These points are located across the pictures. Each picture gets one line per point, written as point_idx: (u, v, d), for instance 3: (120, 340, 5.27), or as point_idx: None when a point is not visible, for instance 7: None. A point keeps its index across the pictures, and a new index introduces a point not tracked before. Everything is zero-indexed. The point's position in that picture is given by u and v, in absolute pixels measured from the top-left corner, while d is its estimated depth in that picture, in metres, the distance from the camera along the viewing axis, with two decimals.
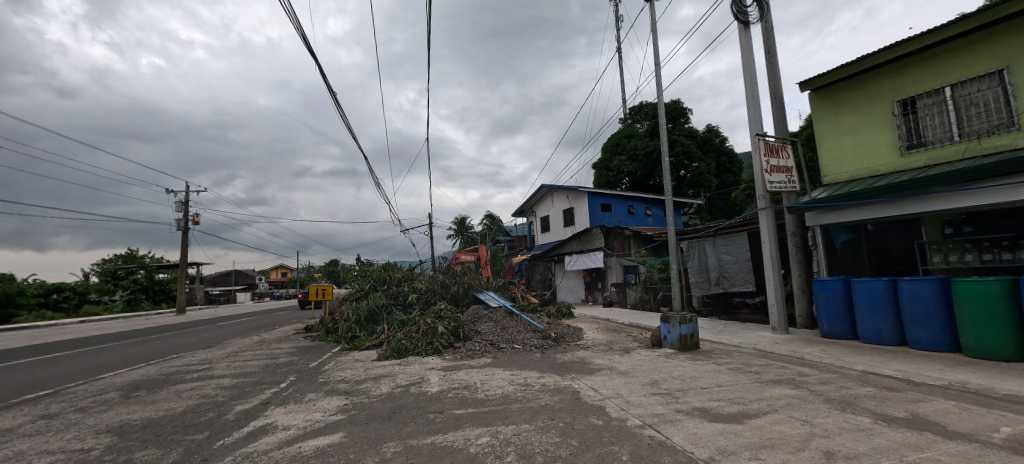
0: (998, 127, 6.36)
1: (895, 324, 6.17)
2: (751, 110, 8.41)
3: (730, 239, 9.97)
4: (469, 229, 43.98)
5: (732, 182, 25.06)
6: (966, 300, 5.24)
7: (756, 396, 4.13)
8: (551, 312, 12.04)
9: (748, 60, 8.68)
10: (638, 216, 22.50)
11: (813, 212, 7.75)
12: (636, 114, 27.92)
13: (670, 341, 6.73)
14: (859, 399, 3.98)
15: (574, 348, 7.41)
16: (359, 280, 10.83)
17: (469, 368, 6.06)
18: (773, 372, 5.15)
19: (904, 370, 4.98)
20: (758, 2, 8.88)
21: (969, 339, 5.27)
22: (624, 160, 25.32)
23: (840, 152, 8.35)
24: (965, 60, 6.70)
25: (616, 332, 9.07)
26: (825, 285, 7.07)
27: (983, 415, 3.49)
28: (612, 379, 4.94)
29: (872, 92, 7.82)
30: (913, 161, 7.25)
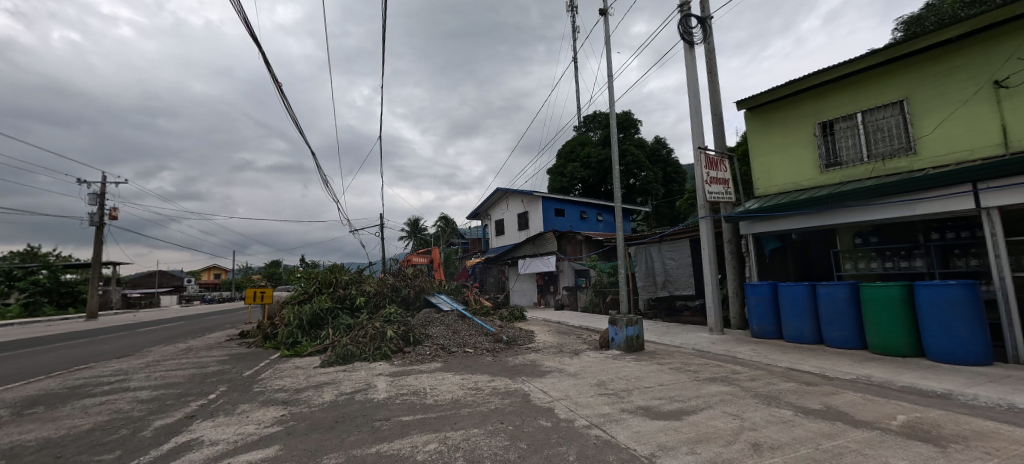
0: (900, 151, 7.23)
1: (814, 324, 6.79)
2: (695, 125, 8.96)
3: (674, 244, 10.53)
4: (422, 231, 43.13)
5: (677, 192, 26.50)
6: (872, 303, 5.88)
7: (693, 393, 4.37)
8: (504, 316, 12.08)
9: (693, 78, 9.25)
10: (590, 222, 23.19)
11: (747, 221, 8.33)
12: (589, 123, 28.84)
13: (617, 342, 6.98)
14: (783, 394, 4.34)
15: (525, 350, 7.47)
16: (303, 282, 10.26)
17: (419, 373, 5.91)
18: (710, 370, 5.49)
19: (821, 366, 5.49)
20: (701, 24, 9.51)
21: (874, 337, 5.91)
22: (578, 167, 26.01)
23: (770, 167, 9.11)
24: (874, 90, 7.57)
25: (567, 334, 9.27)
26: (756, 289, 7.64)
27: (884, 405, 3.93)
28: (562, 381, 5.03)
29: (798, 114, 8.62)
30: (831, 178, 8.06)
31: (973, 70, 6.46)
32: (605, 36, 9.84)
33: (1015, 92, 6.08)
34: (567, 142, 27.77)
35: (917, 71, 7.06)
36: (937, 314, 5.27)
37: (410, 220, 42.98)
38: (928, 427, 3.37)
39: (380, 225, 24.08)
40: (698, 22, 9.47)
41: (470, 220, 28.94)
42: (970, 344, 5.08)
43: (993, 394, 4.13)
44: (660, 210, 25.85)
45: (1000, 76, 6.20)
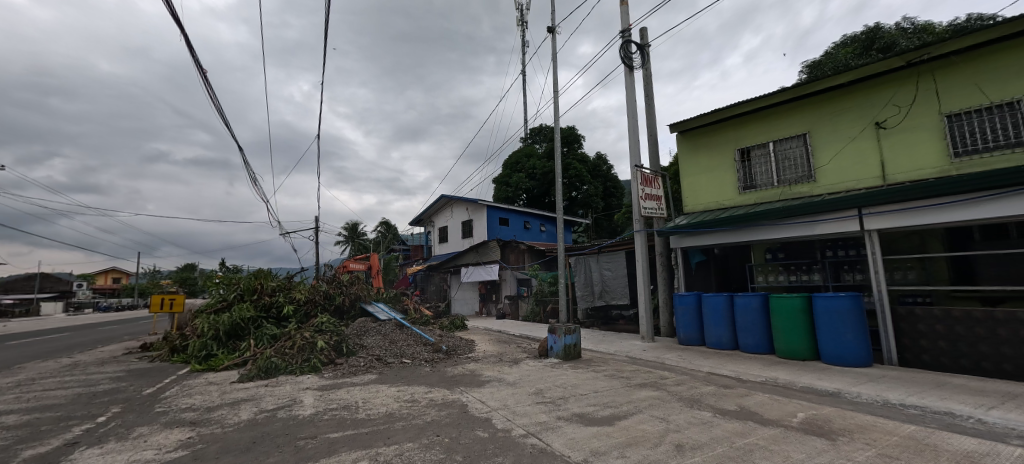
0: (803, 178, 8.21)
1: (732, 332, 7.42)
2: (633, 144, 9.52)
3: (611, 256, 11.06)
4: (361, 235, 41.28)
5: (615, 206, 27.84)
6: (779, 312, 6.56)
7: (625, 399, 4.57)
8: (444, 325, 11.87)
9: (632, 100, 9.84)
10: (533, 232, 23.58)
11: (677, 235, 8.93)
12: (535, 135, 29.54)
13: (556, 351, 7.12)
14: (704, 397, 4.68)
15: (465, 360, 7.38)
16: (222, 289, 9.36)
17: (351, 386, 5.60)
18: (641, 376, 5.77)
19: (737, 370, 6.00)
20: (640, 50, 10.18)
21: (780, 343, 6.57)
22: (523, 177, 26.46)
23: (697, 187, 9.89)
24: (783, 123, 8.56)
25: (507, 343, 9.30)
26: (683, 299, 8.20)
27: (788, 404, 4.38)
28: (500, 391, 5.02)
29: (721, 140, 9.47)
30: (748, 199, 8.92)
31: (860, 113, 7.55)
32: (552, 52, 10.18)
33: (890, 134, 7.19)
34: (513, 152, 28.17)
35: (818, 109, 8.08)
36: (829, 322, 6.01)
37: (348, 224, 40.97)
38: (822, 422, 3.80)
39: (314, 228, 22.66)
40: (638, 48, 10.12)
41: (413, 227, 28.23)
42: (855, 348, 5.83)
43: (872, 391, 4.78)
44: (599, 223, 27.03)
45: (880, 119, 7.30)
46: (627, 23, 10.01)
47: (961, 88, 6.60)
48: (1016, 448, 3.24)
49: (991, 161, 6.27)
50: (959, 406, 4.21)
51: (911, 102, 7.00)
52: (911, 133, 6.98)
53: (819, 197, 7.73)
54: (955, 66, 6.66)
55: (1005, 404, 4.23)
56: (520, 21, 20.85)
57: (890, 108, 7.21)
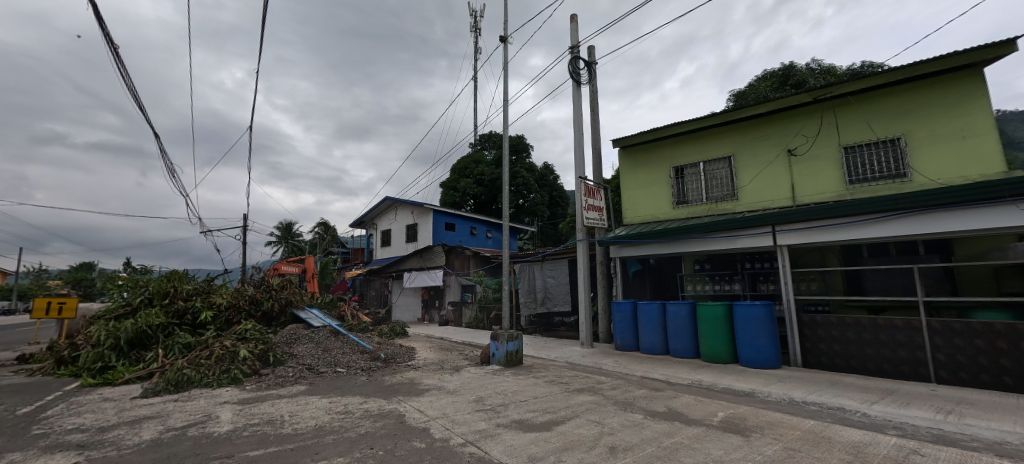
0: (728, 196, 8.97)
1: (663, 338, 7.88)
2: (578, 156, 9.87)
3: (555, 264, 11.34)
4: (296, 236, 38.73)
5: (560, 214, 28.62)
6: (705, 319, 7.09)
7: (563, 404, 4.68)
8: (383, 332, 11.43)
9: (578, 114, 10.22)
10: (479, 238, 23.47)
11: (616, 245, 9.32)
12: (484, 142, 29.65)
13: (498, 357, 7.13)
14: (636, 400, 4.92)
15: (404, 368, 7.16)
16: (126, 292, 8.31)
17: (276, 399, 5.19)
18: (579, 381, 5.95)
19: (667, 373, 6.38)
20: (588, 67, 10.62)
21: (705, 347, 7.08)
22: (471, 183, 26.38)
23: (635, 200, 10.41)
24: (712, 145, 9.31)
25: (449, 350, 9.15)
26: (620, 307, 8.58)
27: (710, 404, 4.73)
28: (440, 399, 4.93)
29: (659, 157, 10.08)
30: (681, 214, 9.57)
31: (776, 140, 8.44)
32: (503, 61, 10.30)
33: (800, 160, 8.11)
34: (462, 157, 28.01)
35: (741, 134, 8.91)
36: (746, 329, 6.59)
37: (282, 223, 38.26)
38: (738, 420, 4.15)
39: (242, 226, 20.88)
40: (585, 64, 10.56)
41: (354, 229, 27.00)
42: (767, 352, 6.44)
43: (780, 390, 5.30)
44: (545, 231, 27.64)
45: (792, 147, 8.21)
46: (575, 40, 10.40)
47: (855, 124, 7.61)
48: (892, 437, 3.75)
49: (877, 188, 7.30)
50: (848, 402, 4.80)
51: (817, 133, 7.95)
52: (816, 161, 7.92)
53: (741, 214, 8.49)
54: (850, 105, 7.67)
55: (883, 399, 4.89)
56: (473, 27, 20.91)
57: (800, 137, 8.14)
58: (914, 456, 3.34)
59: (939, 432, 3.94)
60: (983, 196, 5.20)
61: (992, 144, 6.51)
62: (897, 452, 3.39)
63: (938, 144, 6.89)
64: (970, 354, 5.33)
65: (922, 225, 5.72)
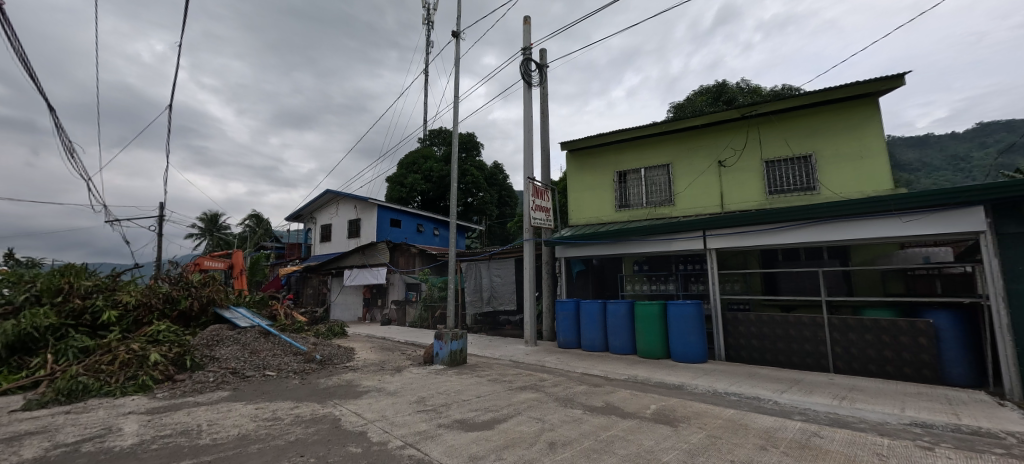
0: (665, 202, 9.52)
1: (603, 335, 8.19)
2: (527, 157, 9.99)
3: (501, 263, 11.40)
4: (222, 229, 35.58)
5: (508, 214, 28.79)
6: (642, 317, 7.47)
7: (506, 402, 4.71)
8: (320, 332, 10.83)
9: (529, 115, 10.35)
10: (426, 235, 22.96)
11: (562, 245, 9.55)
12: (433, 137, 29.07)
13: (441, 357, 7.02)
14: (576, 395, 5.08)
15: (342, 370, 6.83)
16: (5, 289, 7.14)
17: (193, 407, 4.72)
18: (521, 379, 6.02)
19: (605, 369, 6.64)
20: (539, 69, 10.78)
21: (641, 344, 7.47)
22: (419, 179, 25.76)
23: (581, 202, 10.71)
24: (653, 152, 9.83)
25: (390, 350, 8.87)
26: (564, 306, 8.80)
27: (644, 397, 5.00)
28: (379, 401, 4.76)
29: (604, 161, 10.46)
30: (623, 217, 10.00)
31: (709, 151, 9.09)
32: (456, 57, 10.16)
33: (729, 171, 8.81)
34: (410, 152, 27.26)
35: (678, 144, 9.50)
36: (678, 325, 7.04)
37: (206, 214, 35.00)
38: (669, 412, 4.42)
39: (157, 216, 18.76)
40: (537, 67, 10.71)
41: (290, 222, 25.31)
42: (696, 347, 6.93)
43: (706, 383, 5.72)
44: (493, 230, 27.69)
45: (721, 158, 8.91)
46: (528, 42, 10.52)
47: (775, 141, 8.41)
48: (797, 422, 4.19)
49: (792, 199, 8.12)
50: (763, 391, 5.29)
51: (744, 147, 8.69)
52: (742, 172, 8.66)
53: (677, 218, 9.05)
54: (771, 123, 8.47)
55: (791, 388, 5.45)
56: (425, 20, 20.41)
57: (729, 150, 8.85)
58: (815, 438, 3.75)
59: (835, 416, 4.46)
60: (875, 208, 5.97)
61: (883, 164, 7.50)
62: (802, 435, 3.80)
63: (841, 162, 7.80)
64: (860, 346, 6.11)
65: (827, 233, 6.46)
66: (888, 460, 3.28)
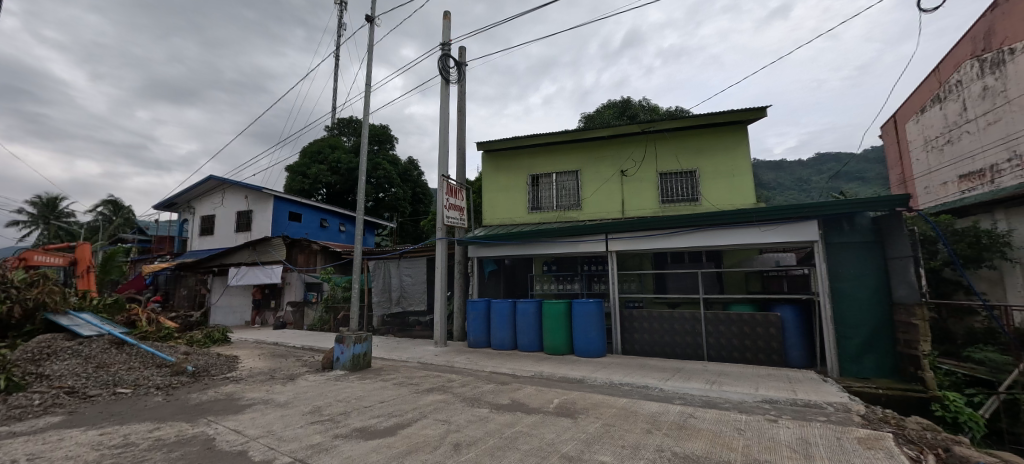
0: (573, 206, 10.07)
1: (512, 334, 8.38)
2: (442, 154, 9.81)
3: (412, 262, 11.05)
4: (63, 217, 29.12)
5: (423, 212, 27.98)
6: (549, 315, 7.80)
7: (411, 406, 4.56)
8: (195, 340, 9.43)
9: (446, 112, 10.18)
10: (330, 231, 21.25)
11: (475, 245, 9.55)
12: (343, 126, 27.10)
13: (342, 362, 6.56)
14: (483, 395, 5.11)
15: (221, 381, 6.01)
16: None
17: (5, 439, 3.75)
18: (429, 381, 5.87)
19: (513, 367, 6.79)
20: (457, 67, 10.67)
21: (548, 341, 7.79)
22: (324, 170, 23.76)
23: (495, 203, 10.81)
24: (564, 159, 10.33)
25: (283, 357, 8.05)
26: (475, 305, 8.80)
27: (548, 393, 5.21)
28: (266, 415, 4.28)
29: (518, 164, 10.71)
30: (534, 218, 10.32)
31: (613, 161, 9.85)
32: (369, 43, 9.60)
33: (629, 180, 9.63)
34: (315, 140, 25.06)
35: (587, 153, 10.12)
36: (581, 323, 7.49)
37: (39, 198, 28.37)
38: (570, 405, 4.67)
39: None
40: (455, 64, 10.58)
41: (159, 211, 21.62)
42: (596, 342, 7.44)
43: (604, 375, 6.17)
44: (405, 227, 26.70)
45: (624, 168, 9.71)
46: (446, 37, 10.34)
47: (668, 155, 9.41)
48: (677, 406, 4.72)
49: (680, 209, 9.15)
50: (651, 381, 5.86)
51: (642, 159, 9.59)
52: (640, 182, 9.53)
53: (583, 222, 9.62)
54: (665, 139, 9.47)
55: (674, 376, 6.13)
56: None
57: (630, 161, 9.70)
58: (691, 418, 4.26)
59: (707, 398, 5.12)
60: (741, 219, 7.00)
61: (748, 181, 8.83)
62: (680, 417, 4.28)
63: (718, 178, 9.00)
64: (728, 336, 7.09)
65: (705, 239, 7.38)
66: (744, 434, 3.84)
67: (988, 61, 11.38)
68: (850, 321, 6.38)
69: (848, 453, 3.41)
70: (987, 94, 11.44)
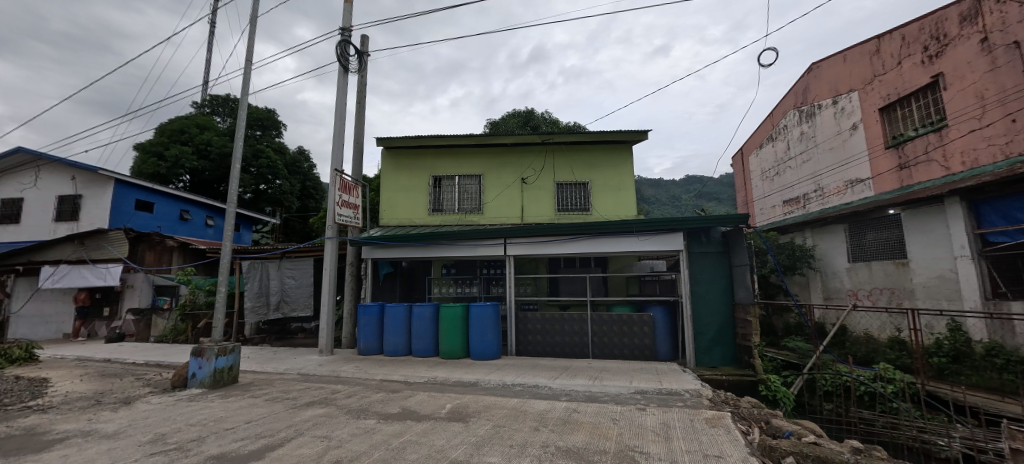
0: (474, 209, 10.15)
1: (407, 339, 8.10)
2: (337, 147, 9.10)
3: (296, 263, 9.99)
4: None
5: (313, 208, 25.57)
6: (445, 319, 7.71)
7: (285, 424, 4.11)
8: None
9: (342, 102, 9.47)
10: (194, 225, 18.15)
11: (370, 246, 9.03)
12: (216, 105, 23.53)
13: (199, 379, 5.62)
14: (371, 405, 4.83)
15: (19, 412, 4.71)
16: None
17: None
18: (309, 394, 5.36)
19: (407, 374, 6.55)
20: (358, 55, 10.00)
21: (443, 345, 7.69)
22: (189, 153, 20.27)
23: (394, 202, 10.35)
24: (467, 162, 10.37)
25: (117, 377, 6.61)
26: (366, 310, 8.28)
27: (440, 398, 5.13)
28: (85, 449, 3.46)
29: (420, 164, 10.43)
30: (435, 221, 10.12)
31: (514, 168, 10.20)
32: (254, 15, 8.50)
33: (529, 188, 10.06)
34: (178, 116, 21.30)
35: (489, 158, 10.31)
36: (477, 326, 7.56)
37: None
38: (463, 409, 4.66)
39: None
40: (356, 52, 9.93)
41: None
42: (491, 345, 7.57)
43: (496, 377, 6.30)
44: (291, 224, 24.13)
45: (524, 176, 10.11)
46: (346, 23, 9.65)
47: (565, 167, 10.06)
48: (563, 402, 5.02)
49: (572, 217, 9.82)
50: (541, 380, 6.16)
51: (541, 169, 10.11)
52: (539, 190, 10.02)
53: (484, 226, 9.74)
54: (562, 151, 10.10)
55: (562, 374, 6.53)
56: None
57: (530, 170, 10.14)
58: (575, 413, 4.57)
59: (590, 393, 5.55)
60: (623, 228, 7.77)
61: (630, 195, 9.84)
62: (565, 412, 4.57)
63: (606, 191, 9.88)
64: (610, 335, 7.78)
65: (593, 245, 8.01)
66: (618, 423, 4.25)
67: (805, 112, 14.40)
68: (704, 319, 7.49)
69: (698, 431, 4.00)
70: (803, 138, 14.49)
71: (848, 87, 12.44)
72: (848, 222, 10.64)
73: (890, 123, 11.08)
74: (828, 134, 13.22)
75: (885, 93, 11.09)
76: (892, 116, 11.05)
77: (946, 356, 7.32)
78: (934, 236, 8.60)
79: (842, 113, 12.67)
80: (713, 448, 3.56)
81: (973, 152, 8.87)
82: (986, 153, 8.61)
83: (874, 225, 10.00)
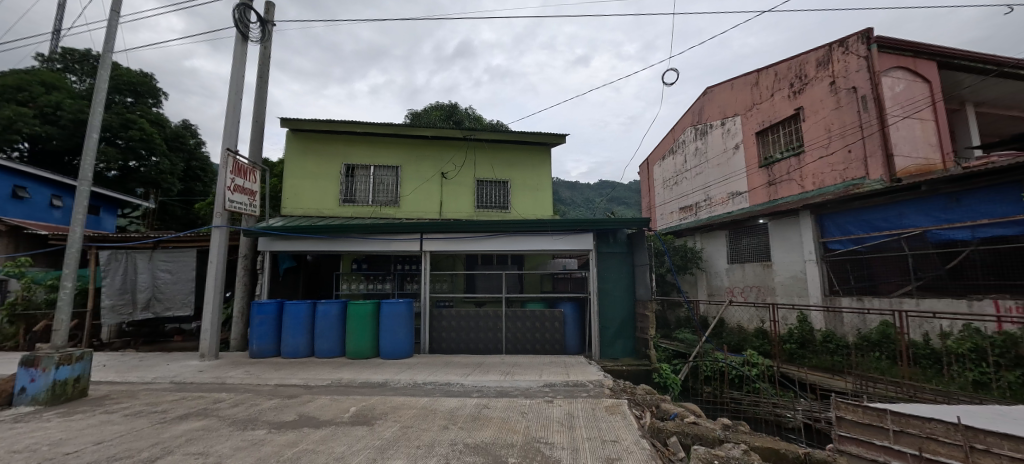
0: (389, 202, 9.70)
1: (309, 339, 7.48)
2: (230, 124, 8.05)
3: (174, 254, 8.68)
4: None
5: (199, 192, 22.46)
6: (353, 317, 7.28)
7: (150, 442, 3.54)
8: None
9: (240, 74, 8.40)
10: (34, 205, 14.76)
11: (268, 237, 8.14)
12: (71, 60, 19.42)
13: (31, 395, 4.59)
14: (262, 413, 4.37)
15: None
16: None
17: None
18: (184, 406, 4.68)
19: (306, 377, 6.05)
20: (260, 23, 8.94)
21: (350, 345, 7.25)
22: (28, 115, 16.45)
23: (299, 190, 9.48)
24: (384, 152, 9.88)
25: None
26: (262, 308, 7.47)
27: (343, 401, 4.81)
28: None
29: (331, 150, 9.68)
30: (345, 212, 9.47)
31: (433, 161, 9.96)
32: None
33: (448, 182, 9.91)
34: (13, 69, 17.16)
35: (408, 150, 9.94)
36: (388, 324, 7.26)
37: None
38: (367, 412, 4.42)
39: None
40: (258, 19, 8.87)
41: None
42: (403, 343, 7.32)
43: (407, 376, 6.11)
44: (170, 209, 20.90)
45: (443, 171, 9.94)
46: None
47: (486, 164, 10.08)
48: (475, 399, 5.03)
49: (491, 214, 9.91)
50: (453, 377, 6.11)
51: (461, 164, 10.02)
52: (459, 185, 9.93)
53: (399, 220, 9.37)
54: (483, 149, 10.12)
55: (475, 370, 6.56)
56: None
57: (450, 165, 10.00)
58: (485, 409, 4.60)
59: (501, 388, 5.65)
60: (539, 227, 8.00)
61: (547, 196, 10.21)
62: (475, 409, 4.57)
63: (525, 190, 10.13)
64: (523, 331, 8.00)
65: (510, 243, 8.14)
66: (526, 417, 4.37)
67: (699, 130, 16.21)
68: (608, 314, 8.06)
69: (598, 419, 4.28)
70: (697, 153, 16.30)
71: (734, 111, 14.27)
72: (728, 229, 12.24)
73: (764, 146, 12.95)
74: (717, 151, 15.04)
75: (761, 120, 12.93)
76: (765, 140, 12.93)
77: (795, 343, 8.79)
78: (791, 243, 10.24)
79: (728, 133, 14.50)
80: (610, 434, 3.83)
81: (821, 175, 10.72)
82: (830, 176, 10.47)
83: (748, 232, 11.62)
